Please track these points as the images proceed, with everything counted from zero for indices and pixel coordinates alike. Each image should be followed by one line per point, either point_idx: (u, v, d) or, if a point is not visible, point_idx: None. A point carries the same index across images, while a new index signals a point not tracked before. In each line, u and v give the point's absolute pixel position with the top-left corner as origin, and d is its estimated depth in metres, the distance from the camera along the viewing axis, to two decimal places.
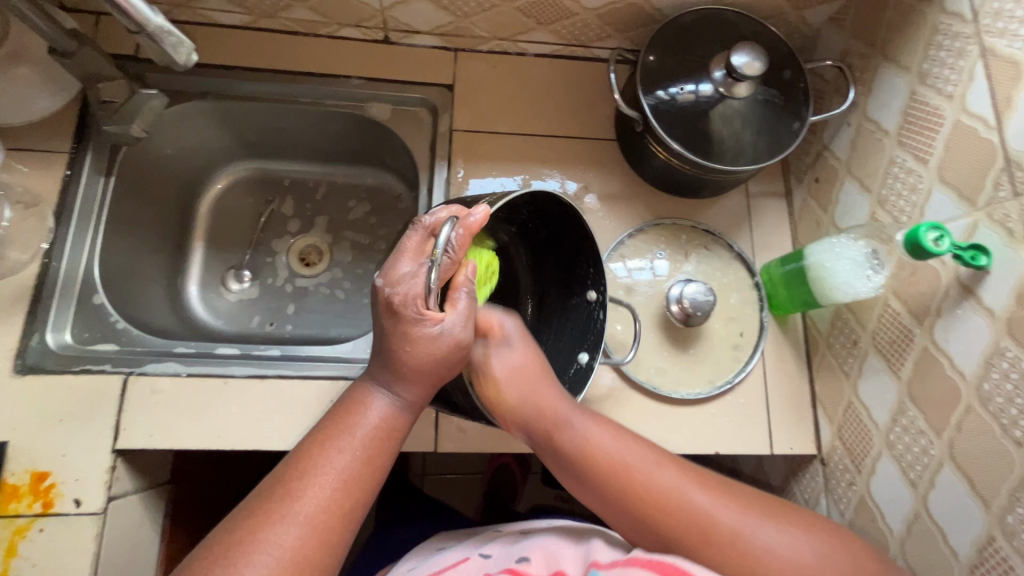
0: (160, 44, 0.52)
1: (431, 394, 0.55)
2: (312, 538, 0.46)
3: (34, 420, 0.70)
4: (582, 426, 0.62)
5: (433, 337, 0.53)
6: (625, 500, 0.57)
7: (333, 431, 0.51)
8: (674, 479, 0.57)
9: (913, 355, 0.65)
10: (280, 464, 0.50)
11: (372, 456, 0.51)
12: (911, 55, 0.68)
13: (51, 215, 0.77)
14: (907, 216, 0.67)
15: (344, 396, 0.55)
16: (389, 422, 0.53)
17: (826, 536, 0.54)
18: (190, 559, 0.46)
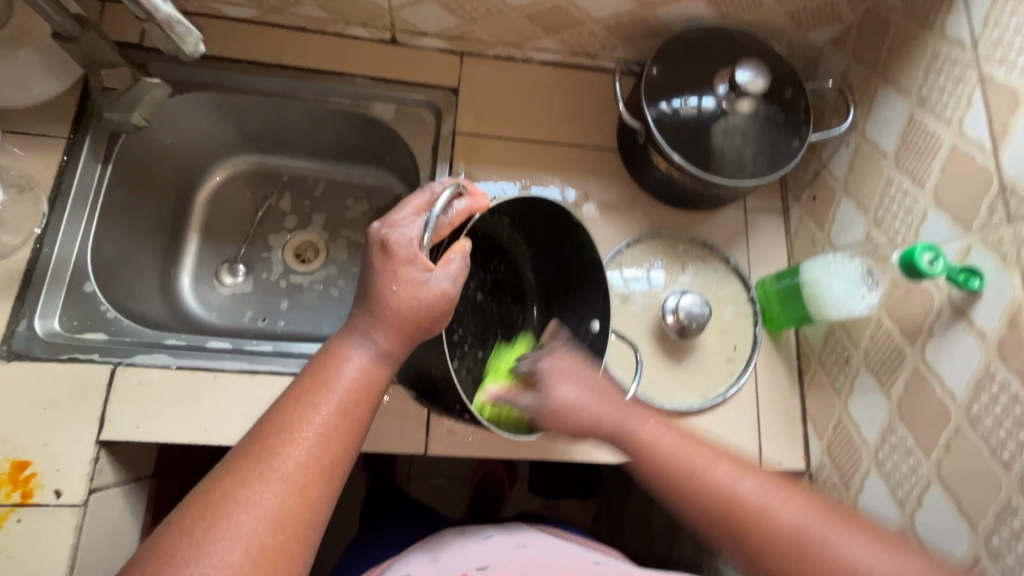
0: (169, 33, 0.52)
1: (409, 345, 0.55)
2: (294, 495, 0.46)
3: (17, 407, 0.68)
4: (617, 416, 0.60)
5: (419, 284, 0.54)
6: (670, 490, 0.55)
7: (310, 389, 0.50)
8: (710, 461, 0.54)
9: (905, 374, 0.65)
10: (256, 424, 0.49)
11: (351, 409, 0.51)
12: (910, 80, 0.69)
13: (46, 199, 0.76)
14: (901, 237, 0.68)
15: (319, 352, 0.54)
16: (366, 374, 0.53)
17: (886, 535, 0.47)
18: (168, 520, 0.44)
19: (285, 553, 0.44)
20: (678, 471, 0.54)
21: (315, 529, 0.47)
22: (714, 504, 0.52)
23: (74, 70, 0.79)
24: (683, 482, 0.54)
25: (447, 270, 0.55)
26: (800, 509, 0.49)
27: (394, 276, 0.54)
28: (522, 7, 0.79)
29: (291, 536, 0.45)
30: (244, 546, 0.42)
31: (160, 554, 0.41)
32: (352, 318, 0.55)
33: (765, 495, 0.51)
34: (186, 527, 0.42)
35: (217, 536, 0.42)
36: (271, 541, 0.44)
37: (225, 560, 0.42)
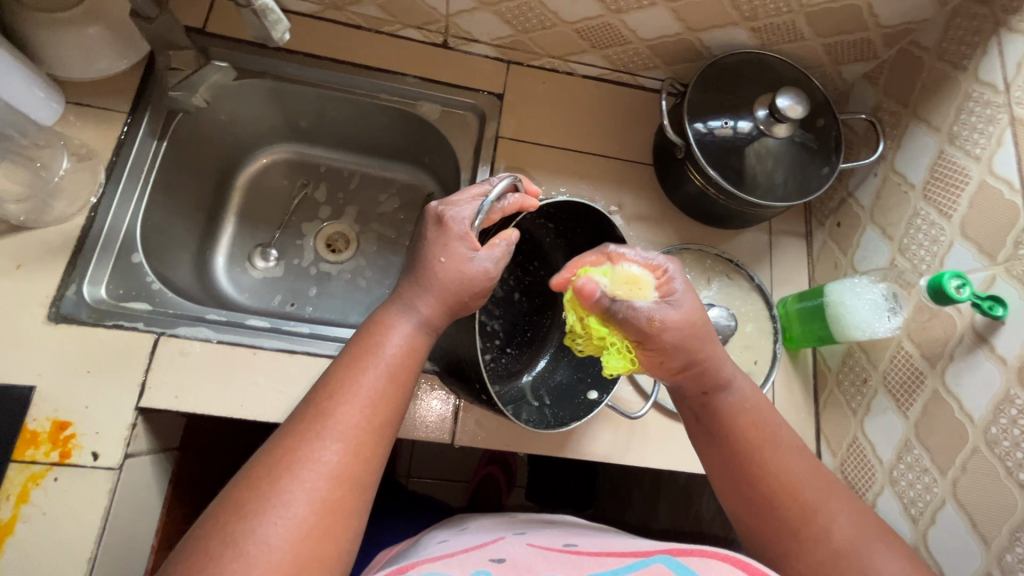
0: (262, 20, 0.55)
1: (449, 316, 0.58)
2: (351, 453, 0.48)
3: (62, 369, 0.70)
4: (740, 388, 0.59)
5: (465, 259, 0.57)
6: (760, 485, 0.55)
7: (359, 356, 0.53)
8: (813, 476, 0.56)
9: (923, 396, 0.68)
10: (312, 388, 0.51)
11: (399, 373, 0.53)
12: (941, 117, 0.73)
13: (103, 170, 0.79)
14: (926, 264, 0.71)
15: (365, 324, 0.57)
16: (410, 343, 0.55)
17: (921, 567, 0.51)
18: (237, 477, 0.46)
19: (345, 507, 0.46)
20: (778, 475, 0.55)
21: (369, 488, 0.48)
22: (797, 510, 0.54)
23: (140, 49, 0.82)
24: (778, 481, 0.55)
25: (491, 256, 0.58)
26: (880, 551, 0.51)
27: (440, 249, 0.57)
28: (573, 21, 0.83)
29: (349, 490, 0.47)
30: (308, 498, 0.45)
31: (232, 505, 0.44)
32: (398, 292, 0.58)
33: (851, 525, 0.53)
34: (254, 481, 0.45)
35: (284, 490, 0.44)
36: (331, 495, 0.45)
37: (293, 511, 0.44)
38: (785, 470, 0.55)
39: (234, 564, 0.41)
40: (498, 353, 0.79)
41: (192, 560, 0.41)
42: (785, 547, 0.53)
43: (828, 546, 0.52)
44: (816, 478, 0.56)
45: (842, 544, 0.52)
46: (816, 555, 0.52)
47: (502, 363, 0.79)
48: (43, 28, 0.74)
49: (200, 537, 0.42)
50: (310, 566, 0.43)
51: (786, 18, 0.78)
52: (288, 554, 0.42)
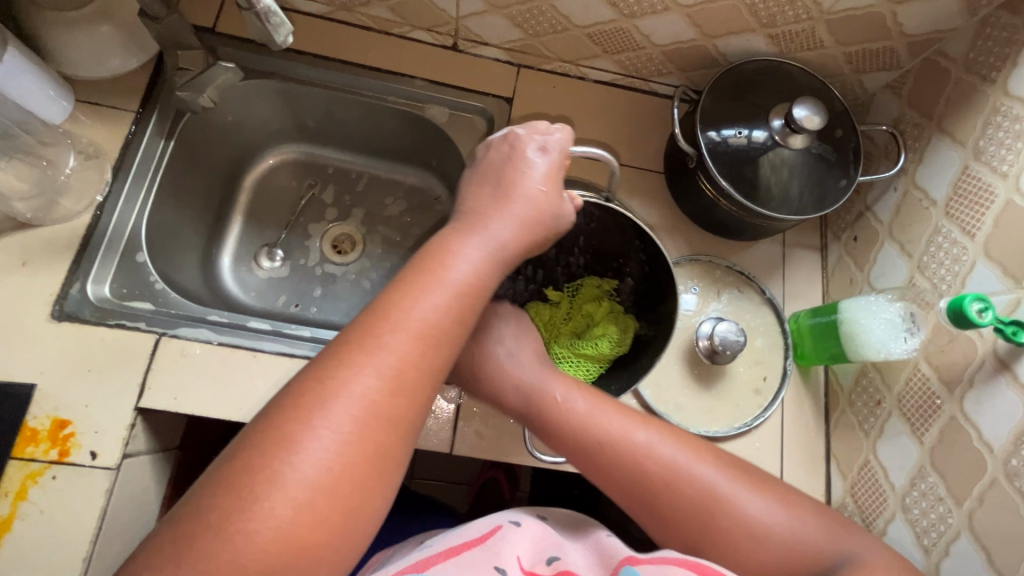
0: (265, 23, 0.54)
1: (526, 249, 0.57)
2: (395, 389, 0.44)
3: (63, 367, 0.70)
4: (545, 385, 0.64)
5: (562, 197, 0.60)
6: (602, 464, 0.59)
7: (418, 282, 0.49)
8: (633, 429, 0.59)
9: (940, 422, 0.66)
10: (360, 313, 0.47)
11: (460, 303, 0.49)
12: (967, 131, 0.70)
13: (110, 168, 0.79)
14: (947, 284, 0.69)
15: (428, 247, 0.53)
16: (476, 276, 0.52)
17: (766, 481, 0.56)
18: (276, 399, 0.44)
19: (390, 442, 0.44)
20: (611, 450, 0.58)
21: (411, 425, 0.46)
22: (634, 474, 0.57)
23: (149, 48, 0.82)
24: (611, 447, 0.59)
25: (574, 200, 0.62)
26: (710, 471, 0.56)
27: (538, 180, 0.59)
28: (586, 26, 0.82)
29: (392, 428, 0.44)
30: (352, 430, 0.42)
31: (273, 433, 0.41)
32: (477, 217, 0.56)
33: (683, 459, 0.57)
34: (292, 412, 0.42)
35: (323, 419, 0.42)
36: (376, 431, 0.43)
37: (336, 444, 0.41)
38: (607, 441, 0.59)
39: (273, 491, 0.39)
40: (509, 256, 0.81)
41: (231, 485, 0.40)
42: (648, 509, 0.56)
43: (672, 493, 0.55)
44: (637, 427, 0.59)
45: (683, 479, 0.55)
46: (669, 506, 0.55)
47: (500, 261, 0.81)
48: (58, 27, 0.74)
49: (239, 462, 0.40)
50: (348, 503, 0.42)
51: (806, 26, 0.76)
52: (330, 485, 0.41)
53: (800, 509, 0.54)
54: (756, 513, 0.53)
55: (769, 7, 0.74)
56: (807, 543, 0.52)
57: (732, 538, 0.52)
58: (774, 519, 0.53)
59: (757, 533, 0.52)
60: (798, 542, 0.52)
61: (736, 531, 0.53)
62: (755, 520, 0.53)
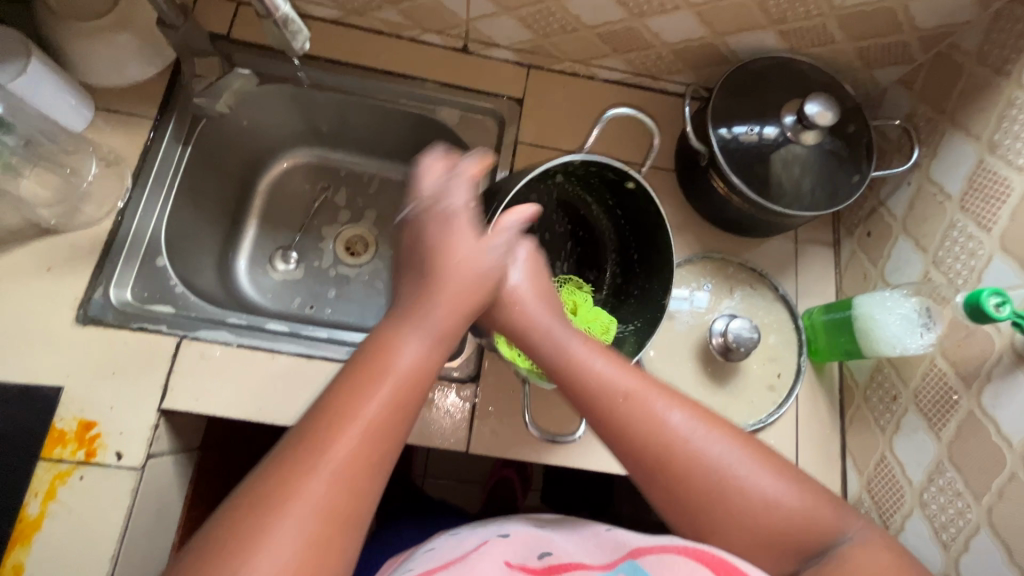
0: (282, 31, 0.55)
1: (461, 325, 0.56)
2: (343, 494, 0.42)
3: (88, 370, 0.72)
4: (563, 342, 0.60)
5: (483, 254, 0.59)
6: (609, 422, 0.55)
7: (361, 380, 0.47)
8: (652, 397, 0.54)
9: (958, 417, 0.66)
10: (301, 419, 0.46)
11: (405, 397, 0.48)
12: (982, 125, 0.70)
13: (130, 175, 0.81)
14: (963, 278, 0.69)
15: (367, 342, 0.51)
16: (420, 366, 0.50)
17: (777, 458, 0.53)
18: (211, 520, 0.41)
19: (336, 552, 0.41)
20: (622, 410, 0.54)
21: (362, 529, 0.43)
22: (644, 438, 0.53)
23: (166, 56, 0.84)
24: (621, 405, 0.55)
25: (513, 225, 0.61)
26: (723, 449, 0.52)
27: (460, 253, 0.58)
28: (595, 25, 0.82)
29: (342, 536, 0.42)
30: (296, 547, 0.40)
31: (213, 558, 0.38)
32: (409, 307, 0.55)
33: (697, 433, 0.53)
34: (233, 546, 0.39)
35: (266, 535, 0.39)
36: (323, 546, 0.40)
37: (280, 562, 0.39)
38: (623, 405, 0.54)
39: None
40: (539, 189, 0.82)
41: None
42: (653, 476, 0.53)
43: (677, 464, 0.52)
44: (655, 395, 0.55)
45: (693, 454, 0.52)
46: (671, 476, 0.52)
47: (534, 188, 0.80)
48: (78, 37, 0.75)
49: None
50: None
51: (816, 21, 0.76)
52: None
53: (801, 484, 0.52)
54: (764, 491, 0.51)
55: (780, 4, 0.74)
56: (812, 519, 0.51)
57: (736, 516, 0.50)
58: (776, 493, 0.51)
59: (762, 509, 0.50)
60: (803, 520, 0.50)
61: (741, 508, 0.50)
62: (762, 498, 0.51)
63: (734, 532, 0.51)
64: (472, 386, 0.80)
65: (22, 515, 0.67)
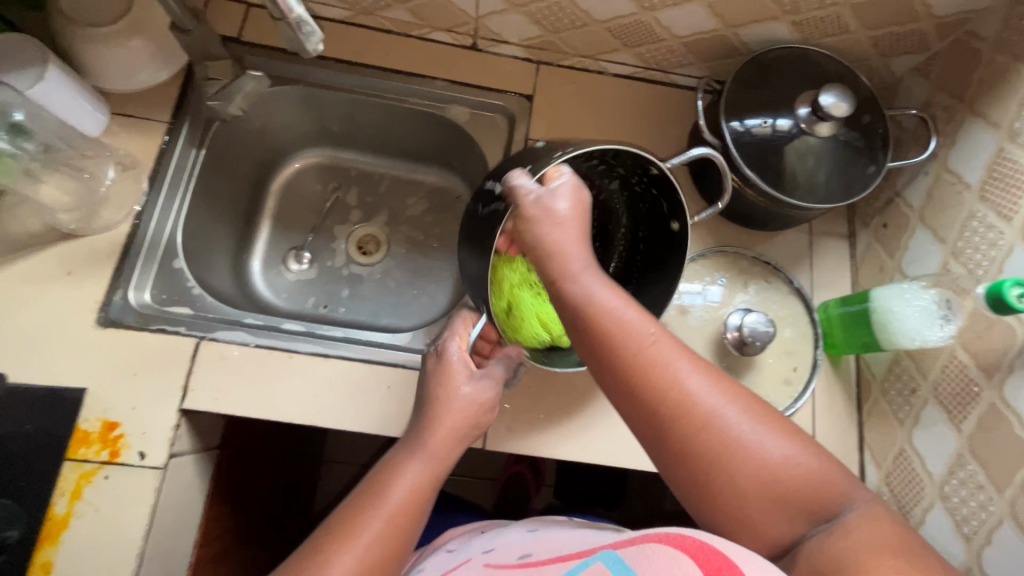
0: (297, 33, 0.55)
1: (457, 447, 0.62)
2: None
3: (111, 372, 0.73)
4: (588, 287, 0.54)
5: (463, 384, 0.63)
6: (626, 373, 0.52)
7: (366, 502, 0.55)
8: (670, 353, 0.52)
9: (979, 409, 0.65)
10: (313, 535, 0.54)
11: (399, 524, 0.55)
12: (1001, 113, 0.68)
13: (146, 179, 0.81)
14: (983, 269, 0.68)
15: (379, 465, 0.60)
16: (418, 486, 0.57)
17: (786, 423, 0.53)
18: None
19: None
20: (640, 362, 0.52)
21: None
22: (658, 393, 0.51)
23: (179, 59, 0.84)
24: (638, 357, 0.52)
25: (576, 182, 0.58)
26: (736, 412, 0.51)
27: (449, 386, 0.62)
28: (605, 20, 0.82)
29: None
30: None
31: None
32: (412, 431, 0.62)
33: (710, 395, 0.51)
34: None
35: None
36: None
37: None
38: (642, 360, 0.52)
39: None
40: (611, 160, 0.72)
41: None
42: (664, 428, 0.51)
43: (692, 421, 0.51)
44: (673, 353, 0.52)
45: (707, 415, 0.50)
46: (684, 432, 0.51)
47: (611, 158, 0.70)
48: (92, 42, 0.76)
49: None
50: None
51: (830, 11, 0.75)
52: None
53: (812, 449, 0.52)
54: (774, 454, 0.50)
55: None
56: (821, 484, 0.50)
57: (747, 479, 0.50)
58: (788, 457, 0.50)
59: (773, 473, 0.50)
60: (813, 485, 0.50)
61: (752, 471, 0.50)
62: (774, 462, 0.50)
63: (743, 494, 0.50)
64: None
65: (49, 514, 0.68)
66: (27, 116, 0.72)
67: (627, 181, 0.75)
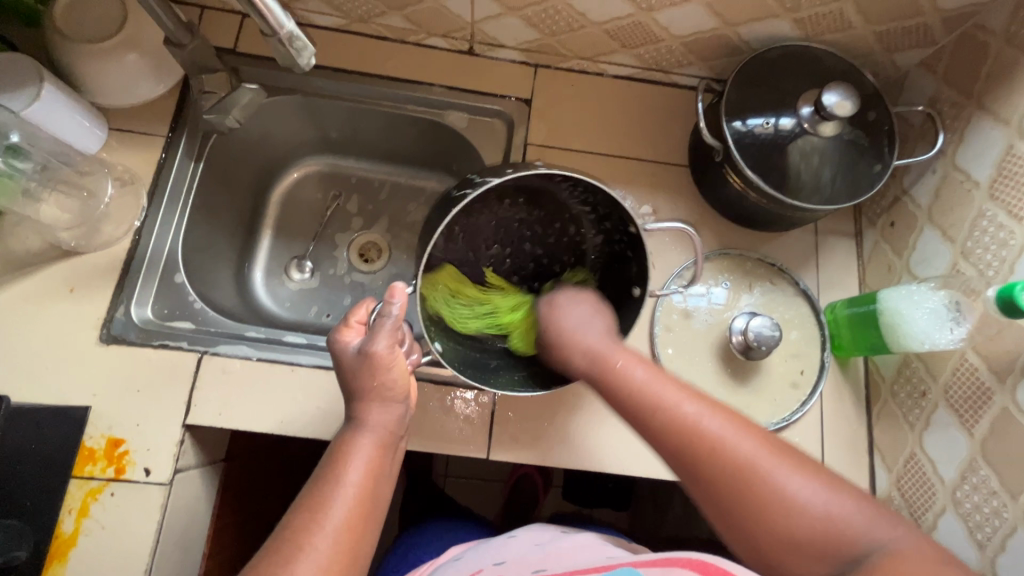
0: (289, 49, 0.55)
1: (392, 412, 0.61)
2: None
3: (115, 389, 0.73)
4: (604, 348, 0.65)
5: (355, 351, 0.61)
6: (643, 416, 0.58)
7: (331, 480, 0.55)
8: (678, 397, 0.57)
9: (991, 413, 0.64)
10: (283, 520, 0.53)
11: (366, 497, 0.55)
12: (1011, 108, 0.67)
13: (145, 194, 0.81)
14: (994, 270, 0.66)
15: (331, 443, 0.59)
16: (374, 459, 0.57)
17: (809, 462, 0.53)
18: None
19: None
20: (653, 405, 0.58)
21: None
22: (676, 432, 0.56)
23: (175, 73, 0.84)
24: (652, 400, 0.58)
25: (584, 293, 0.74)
26: (751, 445, 0.53)
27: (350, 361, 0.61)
28: (603, 22, 0.80)
29: None
30: None
31: None
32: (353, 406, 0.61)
33: (726, 432, 0.54)
34: None
35: None
36: None
37: None
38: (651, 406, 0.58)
39: None
40: (602, 211, 0.72)
41: None
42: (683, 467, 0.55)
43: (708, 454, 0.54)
44: (680, 395, 0.58)
45: (719, 450, 0.53)
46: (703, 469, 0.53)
47: (601, 208, 0.71)
48: (87, 58, 0.76)
49: None
50: None
51: (833, 7, 0.74)
52: None
53: (841, 488, 0.50)
54: (795, 492, 0.50)
55: None
56: (852, 525, 0.48)
57: (761, 514, 0.50)
58: (811, 495, 0.50)
59: (790, 511, 0.49)
60: (843, 525, 0.48)
61: (767, 505, 0.50)
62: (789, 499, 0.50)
63: (762, 531, 0.50)
64: (490, 393, 0.79)
65: (57, 532, 0.69)
66: (24, 138, 0.72)
67: (610, 241, 0.75)
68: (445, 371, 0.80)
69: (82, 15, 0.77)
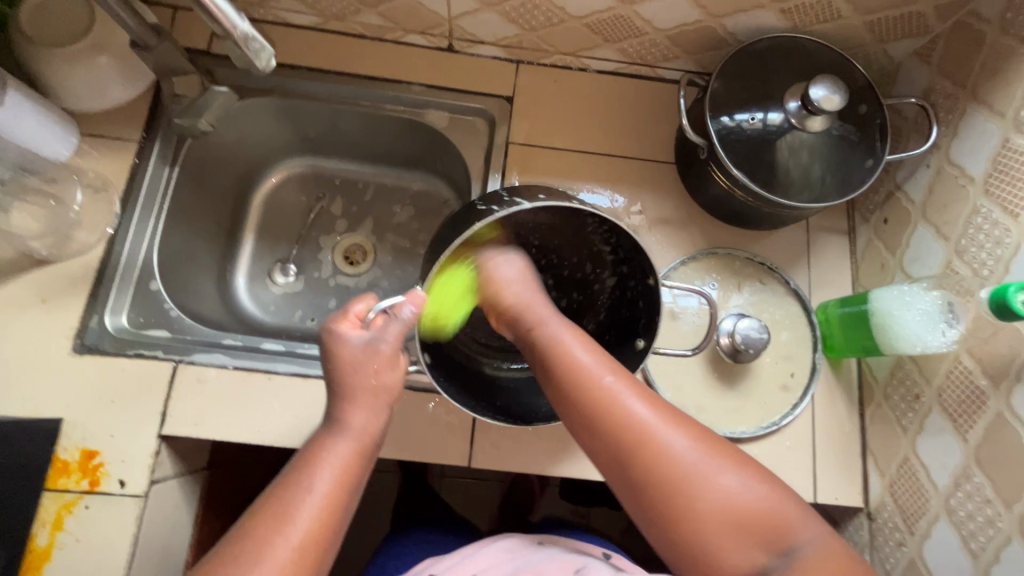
0: (245, 50, 0.53)
1: (375, 413, 0.57)
2: None
3: (89, 400, 0.72)
4: (549, 327, 0.60)
5: (359, 345, 0.59)
6: (580, 399, 0.54)
7: (299, 479, 0.52)
8: (616, 385, 0.54)
9: (986, 418, 0.61)
10: (245, 519, 0.50)
11: (335, 497, 0.52)
12: (1006, 100, 0.64)
13: (118, 200, 0.80)
14: (988, 270, 0.64)
15: (308, 441, 0.56)
16: (348, 459, 0.54)
17: (745, 459, 0.51)
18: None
19: None
20: (590, 390, 0.54)
21: None
22: (610, 420, 0.52)
23: (147, 75, 0.82)
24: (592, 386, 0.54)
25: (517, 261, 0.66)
26: (684, 440, 0.51)
27: (347, 356, 0.58)
28: (583, 16, 0.78)
29: None
30: None
31: None
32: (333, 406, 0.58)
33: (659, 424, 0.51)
34: None
35: None
36: None
37: None
38: (591, 398, 0.53)
39: None
40: (624, 253, 0.69)
41: None
42: (616, 455, 0.51)
43: (642, 446, 0.50)
44: (618, 383, 0.54)
45: (654, 442, 0.50)
46: (635, 458, 0.50)
47: (624, 251, 0.68)
48: (52, 63, 0.74)
49: None
50: None
51: None
52: None
53: (770, 483, 0.50)
54: (727, 489, 0.49)
55: None
56: (777, 521, 0.48)
57: (687, 509, 0.48)
58: (742, 490, 0.49)
59: (716, 505, 0.48)
60: (767, 520, 0.48)
61: (695, 500, 0.48)
62: (723, 497, 0.49)
63: (686, 524, 0.49)
64: None
65: (31, 546, 0.68)
66: None
67: (624, 284, 0.71)
68: (426, 378, 0.78)
69: (49, 17, 0.75)
